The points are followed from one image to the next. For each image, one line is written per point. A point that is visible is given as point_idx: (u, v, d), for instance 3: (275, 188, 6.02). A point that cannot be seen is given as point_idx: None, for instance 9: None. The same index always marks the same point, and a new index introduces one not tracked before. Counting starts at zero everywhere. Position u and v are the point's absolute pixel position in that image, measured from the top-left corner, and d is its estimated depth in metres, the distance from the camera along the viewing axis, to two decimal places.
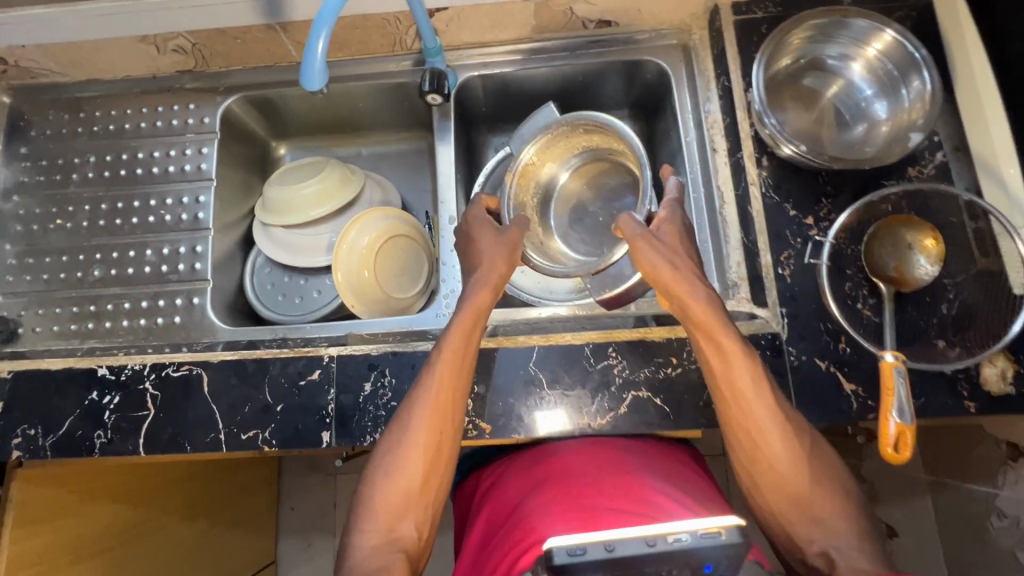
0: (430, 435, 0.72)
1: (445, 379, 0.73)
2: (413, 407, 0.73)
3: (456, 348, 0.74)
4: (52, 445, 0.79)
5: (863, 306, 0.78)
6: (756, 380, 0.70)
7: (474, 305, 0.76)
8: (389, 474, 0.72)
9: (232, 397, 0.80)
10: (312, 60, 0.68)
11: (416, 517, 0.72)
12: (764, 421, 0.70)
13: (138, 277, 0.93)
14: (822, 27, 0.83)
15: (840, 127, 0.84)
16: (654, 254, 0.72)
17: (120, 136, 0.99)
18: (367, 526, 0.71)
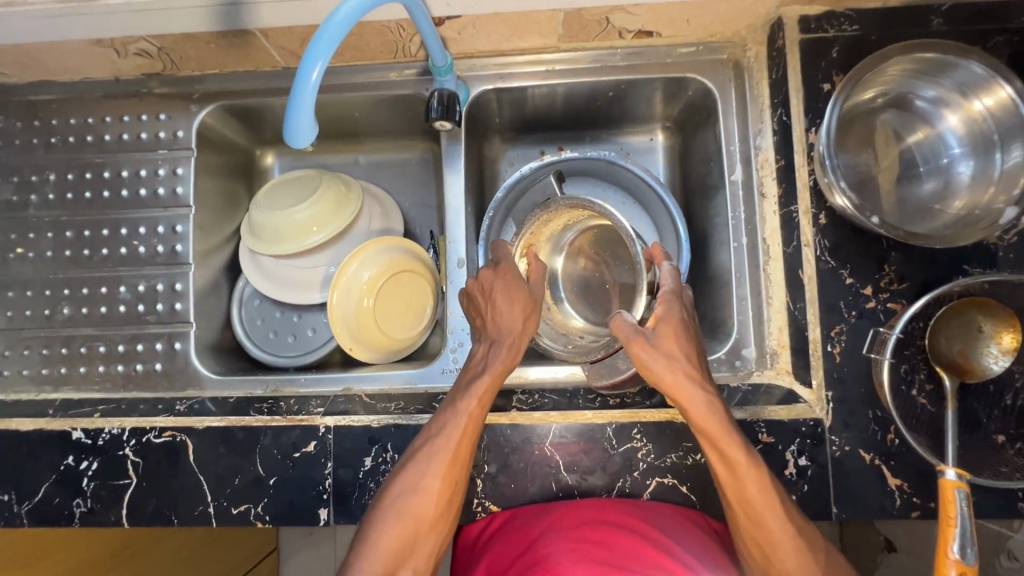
0: (444, 482, 0.66)
1: (468, 426, 0.67)
2: (431, 448, 0.66)
3: (484, 394, 0.68)
4: (28, 512, 0.73)
5: (919, 393, 0.70)
6: (770, 500, 0.61)
7: (499, 360, 0.71)
8: (396, 514, 0.65)
9: (220, 467, 0.73)
10: (301, 108, 0.57)
11: (417, 563, 0.64)
12: (782, 543, 0.60)
13: (113, 317, 0.85)
14: (926, 61, 0.69)
15: (905, 180, 0.73)
16: (655, 360, 0.62)
17: (82, 151, 0.87)
18: (366, 563, 0.63)
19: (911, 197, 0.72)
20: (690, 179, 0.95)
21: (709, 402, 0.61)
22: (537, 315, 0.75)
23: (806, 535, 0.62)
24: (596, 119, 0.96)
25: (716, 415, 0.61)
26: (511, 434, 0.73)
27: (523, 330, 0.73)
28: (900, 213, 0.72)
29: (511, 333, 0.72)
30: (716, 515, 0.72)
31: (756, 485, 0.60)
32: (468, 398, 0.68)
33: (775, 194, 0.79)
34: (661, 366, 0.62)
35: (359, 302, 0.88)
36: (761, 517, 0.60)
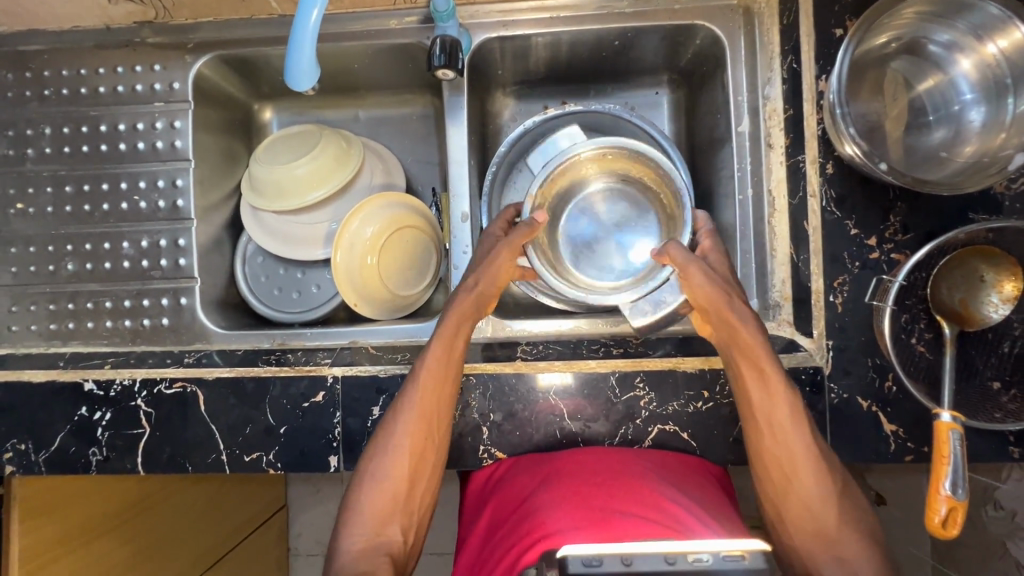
0: (416, 437, 0.67)
1: (431, 380, 0.68)
2: (399, 409, 0.67)
3: (445, 347, 0.69)
4: (45, 461, 0.75)
5: (918, 342, 0.71)
6: (797, 424, 0.63)
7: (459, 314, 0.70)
8: (375, 476, 0.66)
9: (231, 417, 0.75)
10: (300, 52, 0.55)
11: (403, 522, 0.65)
12: (797, 466, 0.62)
13: (118, 272, 0.85)
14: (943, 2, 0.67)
15: (914, 129, 0.72)
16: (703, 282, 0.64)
17: (77, 104, 0.86)
18: (352, 526, 0.64)
19: (920, 146, 0.71)
20: (697, 133, 0.94)
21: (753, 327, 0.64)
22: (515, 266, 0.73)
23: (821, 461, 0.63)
24: (601, 71, 0.94)
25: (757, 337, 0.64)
26: (517, 383, 0.74)
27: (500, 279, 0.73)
28: (909, 162, 0.71)
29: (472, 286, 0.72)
30: (717, 462, 0.74)
31: (787, 409, 0.62)
32: (428, 354, 0.69)
33: (782, 144, 0.77)
34: (709, 287, 0.64)
35: (359, 258, 0.88)
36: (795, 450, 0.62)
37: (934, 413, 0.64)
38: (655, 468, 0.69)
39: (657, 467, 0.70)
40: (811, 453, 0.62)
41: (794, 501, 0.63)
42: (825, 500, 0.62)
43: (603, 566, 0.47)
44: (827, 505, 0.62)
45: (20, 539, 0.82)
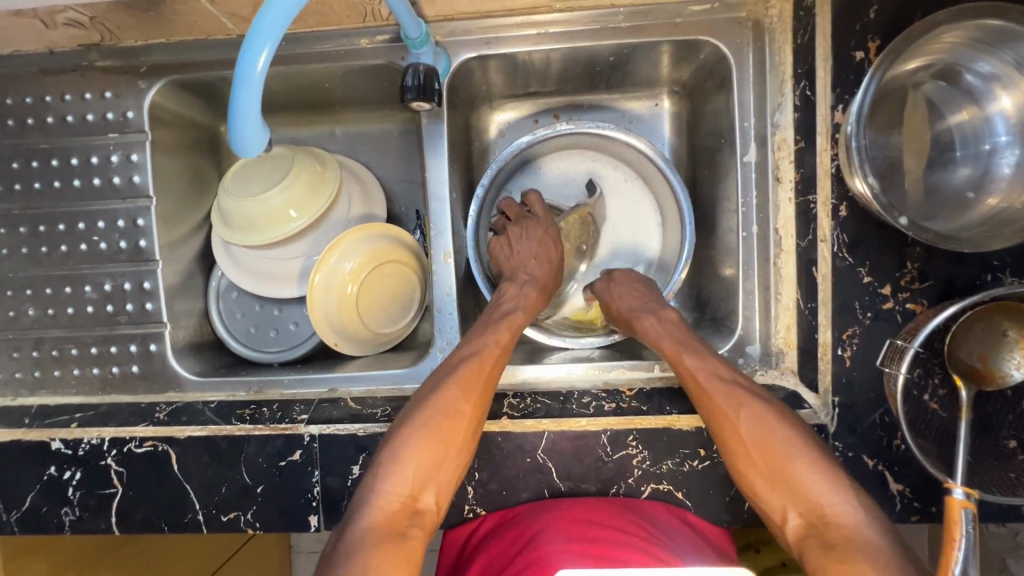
0: (474, 407, 0.66)
1: (496, 355, 0.70)
2: (451, 374, 0.67)
3: (512, 326, 0.73)
4: (17, 521, 0.72)
5: (931, 398, 0.66)
6: (748, 397, 0.64)
7: (524, 306, 0.77)
8: (424, 431, 0.63)
9: (206, 476, 0.72)
10: (246, 85, 0.49)
11: (437, 489, 0.62)
12: (767, 439, 0.61)
13: (82, 318, 0.80)
14: (987, 28, 0.60)
15: (939, 168, 0.64)
16: (621, 287, 0.80)
17: (25, 135, 0.79)
18: (388, 480, 0.60)
19: (944, 186, 0.64)
20: (700, 151, 0.87)
21: (662, 320, 0.75)
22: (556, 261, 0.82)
23: (814, 443, 0.61)
24: (594, 84, 0.87)
25: (670, 329, 0.73)
26: (503, 442, 0.71)
27: (546, 277, 0.80)
28: (929, 207, 0.64)
29: (535, 278, 0.79)
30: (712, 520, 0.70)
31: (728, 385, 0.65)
32: (497, 330, 0.72)
33: (791, 179, 0.72)
34: (629, 288, 0.80)
35: (342, 291, 0.82)
36: (731, 416, 0.63)
37: (946, 485, 0.60)
38: (651, 527, 0.67)
39: (654, 527, 0.67)
40: (753, 418, 0.62)
41: (774, 474, 0.60)
42: (834, 485, 0.58)
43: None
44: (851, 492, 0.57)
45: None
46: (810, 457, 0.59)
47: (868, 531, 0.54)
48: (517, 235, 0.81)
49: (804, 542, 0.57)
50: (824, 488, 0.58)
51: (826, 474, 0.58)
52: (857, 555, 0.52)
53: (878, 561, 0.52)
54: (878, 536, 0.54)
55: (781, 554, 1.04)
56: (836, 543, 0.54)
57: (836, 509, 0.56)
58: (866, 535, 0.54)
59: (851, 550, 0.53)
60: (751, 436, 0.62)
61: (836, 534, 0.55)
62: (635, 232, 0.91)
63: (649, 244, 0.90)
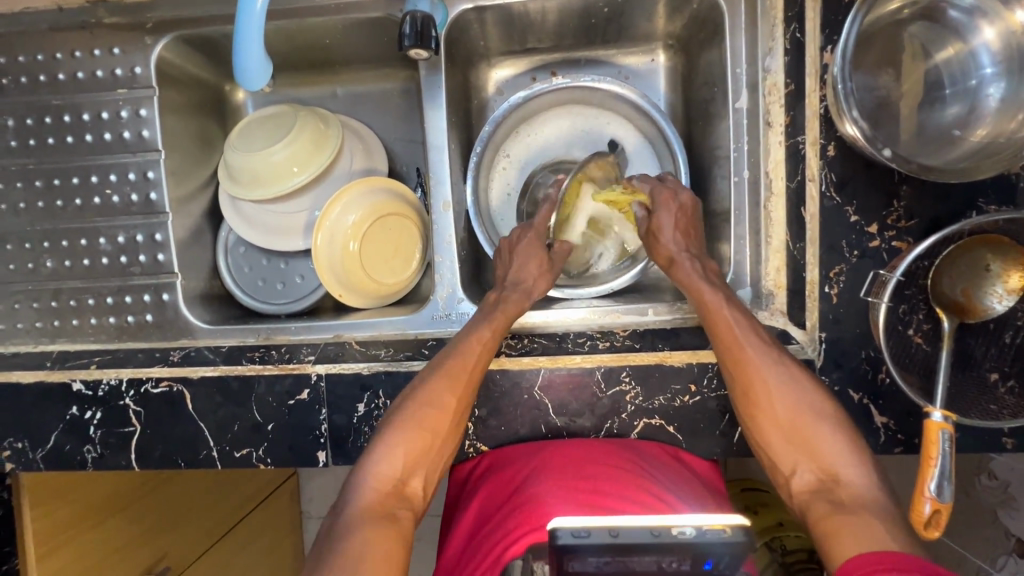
0: (459, 400, 0.66)
1: (481, 352, 0.68)
2: (440, 364, 0.67)
3: (495, 326, 0.71)
4: (42, 458, 0.76)
5: (915, 332, 0.68)
6: (772, 359, 0.65)
7: (508, 306, 0.74)
8: (410, 424, 0.63)
9: (219, 415, 0.75)
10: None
11: (426, 474, 0.63)
12: (795, 401, 0.63)
13: (97, 269, 0.84)
14: None
15: (926, 106, 0.66)
16: (670, 214, 0.76)
17: (38, 92, 0.82)
18: (377, 467, 0.60)
19: (930, 123, 0.66)
20: (695, 105, 0.88)
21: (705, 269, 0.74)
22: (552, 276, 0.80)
23: (838, 411, 0.63)
24: (590, 38, 0.89)
25: (715, 279, 0.72)
26: (501, 379, 0.74)
27: (535, 279, 0.78)
28: (915, 144, 0.65)
29: (518, 279, 0.77)
30: (703, 454, 0.73)
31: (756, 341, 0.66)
32: (481, 328, 0.70)
33: (780, 123, 0.73)
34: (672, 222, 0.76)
35: (345, 246, 0.84)
36: (765, 377, 0.64)
37: (926, 410, 0.62)
38: (634, 459, 0.69)
39: (641, 459, 0.69)
40: (785, 380, 0.64)
41: (795, 431, 0.62)
42: (853, 454, 0.60)
43: (590, 538, 0.48)
44: (844, 450, 0.60)
45: (32, 523, 0.84)
46: (834, 424, 0.62)
47: (875, 491, 0.56)
48: (516, 243, 0.80)
49: (811, 496, 0.59)
50: (841, 453, 0.60)
51: (846, 444, 0.60)
52: (865, 512, 0.54)
53: (883, 512, 0.54)
54: (885, 497, 0.56)
55: (777, 513, 1.12)
56: (845, 500, 0.56)
57: (849, 473, 0.58)
58: (876, 492, 0.56)
59: (860, 505, 0.55)
60: (783, 398, 0.63)
61: (847, 495, 0.57)
62: None
63: None
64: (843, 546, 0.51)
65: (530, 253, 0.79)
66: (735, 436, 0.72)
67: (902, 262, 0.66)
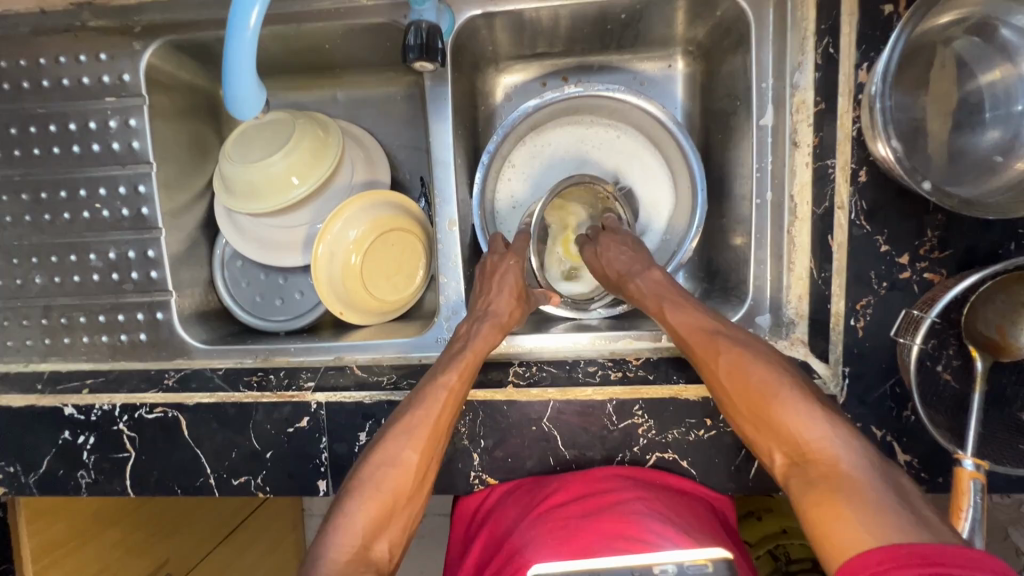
0: (423, 455, 0.62)
1: (447, 402, 0.64)
2: (406, 416, 0.64)
3: (464, 371, 0.67)
4: (35, 483, 0.74)
5: (945, 369, 0.64)
6: (721, 346, 0.61)
7: (476, 343, 0.69)
8: (371, 489, 0.59)
9: (216, 442, 0.73)
10: (242, 25, 0.53)
11: (391, 535, 0.59)
12: (748, 381, 0.58)
13: (88, 286, 0.80)
14: None
15: (968, 130, 0.61)
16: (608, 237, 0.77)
17: (21, 100, 0.78)
18: (338, 534, 0.57)
19: (970, 149, 0.61)
20: (714, 116, 0.83)
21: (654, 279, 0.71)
22: (524, 306, 0.74)
23: (797, 379, 0.58)
24: (605, 43, 0.84)
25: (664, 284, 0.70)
26: (509, 411, 0.71)
27: (514, 317, 0.73)
28: (952, 170, 0.61)
29: (495, 313, 0.71)
30: (718, 490, 0.70)
31: (701, 334, 0.63)
32: (447, 374, 0.66)
33: (809, 143, 0.69)
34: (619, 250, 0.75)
35: (345, 263, 0.80)
36: (718, 362, 0.61)
37: (955, 455, 0.59)
38: (639, 488, 0.66)
39: (648, 488, 0.66)
40: (734, 363, 0.60)
41: (757, 414, 0.57)
42: (822, 422, 0.53)
43: None
44: (813, 424, 0.53)
45: (31, 538, 0.80)
46: (794, 393, 0.56)
47: (850, 464, 0.50)
48: (495, 267, 0.75)
49: (791, 483, 0.53)
50: (807, 424, 0.53)
51: (813, 414, 0.54)
52: (844, 496, 0.47)
53: (863, 493, 0.47)
54: (864, 470, 0.49)
55: (782, 520, 1.06)
56: (819, 480, 0.50)
57: (820, 446, 0.52)
58: (849, 470, 0.49)
59: (835, 488, 0.49)
60: (738, 380, 0.59)
61: (823, 476, 0.50)
62: (654, 202, 0.88)
63: (660, 214, 0.88)
64: (848, 541, 0.45)
65: (504, 284, 0.74)
66: (751, 472, 0.69)
67: (938, 300, 0.62)
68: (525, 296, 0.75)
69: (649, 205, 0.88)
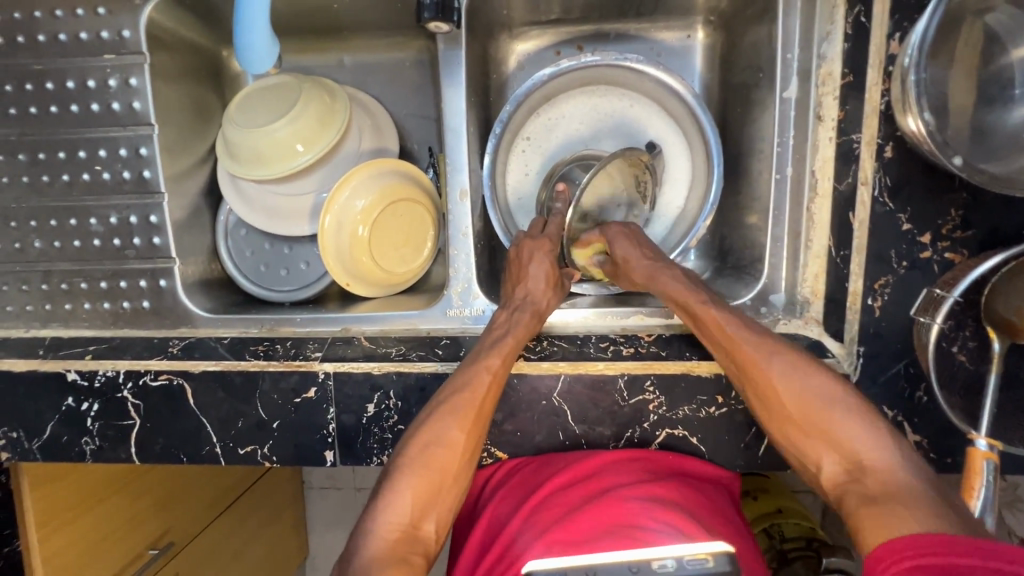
0: (470, 436, 0.62)
1: (491, 384, 0.64)
2: (449, 395, 0.63)
3: (507, 354, 0.66)
4: (39, 448, 0.74)
5: (959, 350, 0.63)
6: (764, 352, 0.60)
7: (515, 331, 0.68)
8: (419, 467, 0.59)
9: (222, 411, 0.72)
10: None
11: (439, 515, 0.58)
12: (800, 393, 0.57)
13: (89, 251, 0.78)
14: None
15: (997, 104, 0.58)
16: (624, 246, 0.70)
17: (17, 56, 0.75)
18: (386, 511, 0.56)
19: (998, 127, 0.58)
20: (733, 89, 0.81)
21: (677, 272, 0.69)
22: (561, 294, 0.73)
23: (847, 389, 0.58)
24: (623, 10, 0.81)
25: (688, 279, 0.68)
26: (519, 385, 0.70)
27: (549, 299, 0.72)
28: (982, 147, 0.58)
29: (534, 302, 0.71)
30: (727, 466, 0.70)
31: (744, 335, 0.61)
32: (490, 357, 0.65)
33: (834, 117, 0.68)
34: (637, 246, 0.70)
35: (352, 232, 0.78)
36: (764, 365, 0.59)
37: (968, 436, 0.59)
38: (643, 471, 0.66)
39: (651, 470, 0.67)
40: (787, 371, 0.58)
41: (811, 427, 0.56)
42: (868, 429, 0.54)
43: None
44: (868, 438, 0.54)
45: (34, 503, 0.79)
46: (845, 408, 0.56)
47: (905, 474, 0.51)
48: (528, 255, 0.72)
49: (840, 490, 0.53)
50: (861, 435, 0.54)
51: (865, 424, 0.54)
52: (896, 501, 0.49)
53: (916, 501, 0.48)
54: (919, 480, 0.50)
55: (777, 500, 1.08)
56: (874, 492, 0.51)
57: (867, 452, 0.53)
58: (902, 481, 0.50)
59: (892, 497, 0.49)
60: (786, 387, 0.58)
61: (877, 484, 0.51)
62: (675, 178, 0.86)
63: (678, 191, 0.86)
64: (881, 531, 0.47)
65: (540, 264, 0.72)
66: (760, 449, 0.69)
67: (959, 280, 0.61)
68: (563, 284, 0.74)
69: (668, 182, 0.86)
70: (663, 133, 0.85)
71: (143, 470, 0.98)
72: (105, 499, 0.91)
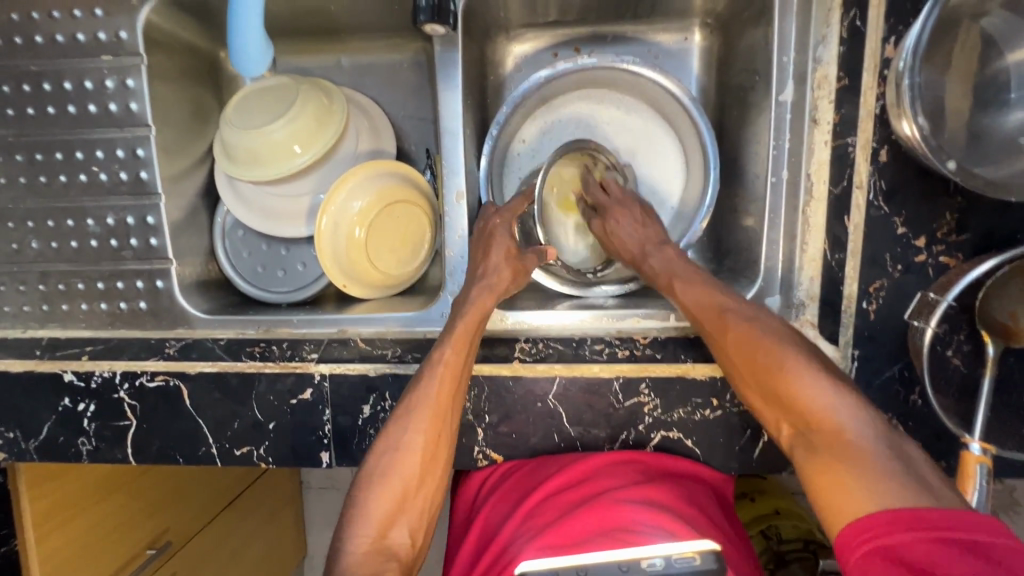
0: (430, 436, 0.62)
1: (447, 379, 0.63)
2: (408, 401, 0.63)
3: (459, 346, 0.65)
4: (36, 449, 0.74)
5: (954, 353, 0.63)
6: (725, 316, 0.62)
7: (465, 320, 0.66)
8: (382, 478, 0.60)
9: (218, 412, 0.72)
10: None
11: (408, 523, 0.60)
12: (751, 351, 0.59)
13: (86, 252, 0.78)
14: None
15: (993, 108, 0.58)
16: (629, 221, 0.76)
17: (14, 57, 0.75)
18: (357, 525, 0.58)
19: (994, 130, 0.58)
20: (729, 91, 0.81)
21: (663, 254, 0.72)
22: (524, 277, 0.72)
23: (807, 349, 0.58)
24: (619, 12, 0.82)
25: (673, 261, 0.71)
26: (514, 387, 0.70)
27: (507, 281, 0.70)
28: (978, 152, 0.58)
29: (489, 288, 0.69)
30: (722, 469, 0.70)
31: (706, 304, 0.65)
32: (442, 350, 0.64)
33: (830, 120, 0.68)
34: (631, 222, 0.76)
35: (349, 234, 0.78)
36: (725, 329, 0.62)
37: (962, 439, 0.59)
38: (637, 473, 0.67)
39: (644, 472, 0.67)
40: (742, 333, 0.60)
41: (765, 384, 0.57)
42: (830, 390, 0.53)
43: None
44: (819, 392, 0.53)
45: (30, 503, 0.79)
46: (799, 363, 0.56)
47: (856, 431, 0.50)
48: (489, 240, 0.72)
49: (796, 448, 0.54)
50: (812, 391, 0.53)
51: (817, 378, 0.54)
52: (850, 465, 0.48)
53: (874, 467, 0.47)
54: (872, 439, 0.49)
55: (774, 502, 1.08)
56: (822, 448, 0.51)
57: (823, 412, 0.52)
58: (851, 438, 0.50)
59: (842, 456, 0.49)
60: (741, 348, 0.60)
61: (827, 443, 0.51)
62: (671, 180, 0.86)
63: (674, 193, 0.86)
64: (844, 506, 0.47)
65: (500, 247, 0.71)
66: (755, 452, 0.69)
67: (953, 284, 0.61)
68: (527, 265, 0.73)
69: (663, 185, 0.86)
70: (657, 136, 0.86)
71: (139, 471, 0.99)
72: (101, 499, 0.91)
